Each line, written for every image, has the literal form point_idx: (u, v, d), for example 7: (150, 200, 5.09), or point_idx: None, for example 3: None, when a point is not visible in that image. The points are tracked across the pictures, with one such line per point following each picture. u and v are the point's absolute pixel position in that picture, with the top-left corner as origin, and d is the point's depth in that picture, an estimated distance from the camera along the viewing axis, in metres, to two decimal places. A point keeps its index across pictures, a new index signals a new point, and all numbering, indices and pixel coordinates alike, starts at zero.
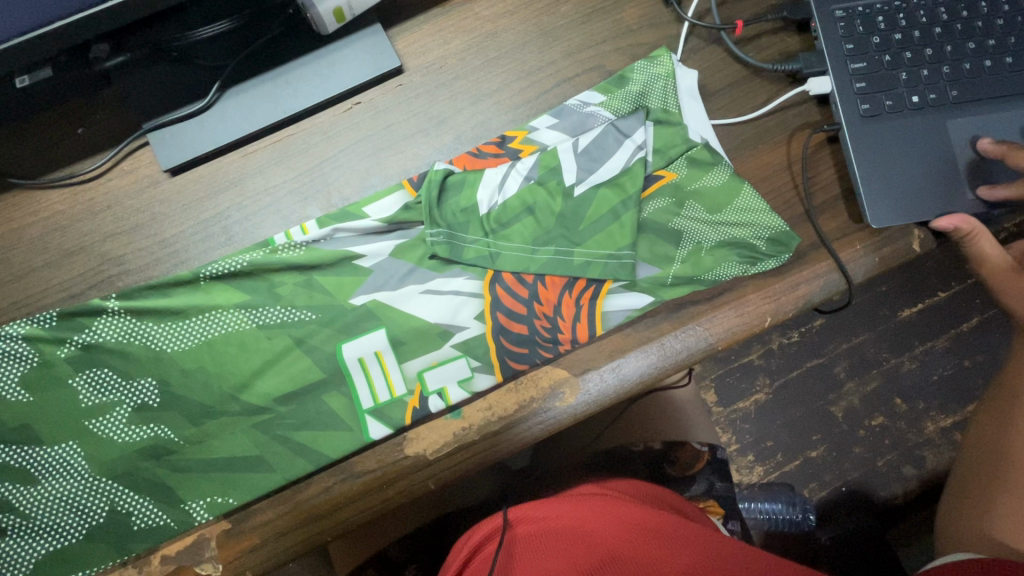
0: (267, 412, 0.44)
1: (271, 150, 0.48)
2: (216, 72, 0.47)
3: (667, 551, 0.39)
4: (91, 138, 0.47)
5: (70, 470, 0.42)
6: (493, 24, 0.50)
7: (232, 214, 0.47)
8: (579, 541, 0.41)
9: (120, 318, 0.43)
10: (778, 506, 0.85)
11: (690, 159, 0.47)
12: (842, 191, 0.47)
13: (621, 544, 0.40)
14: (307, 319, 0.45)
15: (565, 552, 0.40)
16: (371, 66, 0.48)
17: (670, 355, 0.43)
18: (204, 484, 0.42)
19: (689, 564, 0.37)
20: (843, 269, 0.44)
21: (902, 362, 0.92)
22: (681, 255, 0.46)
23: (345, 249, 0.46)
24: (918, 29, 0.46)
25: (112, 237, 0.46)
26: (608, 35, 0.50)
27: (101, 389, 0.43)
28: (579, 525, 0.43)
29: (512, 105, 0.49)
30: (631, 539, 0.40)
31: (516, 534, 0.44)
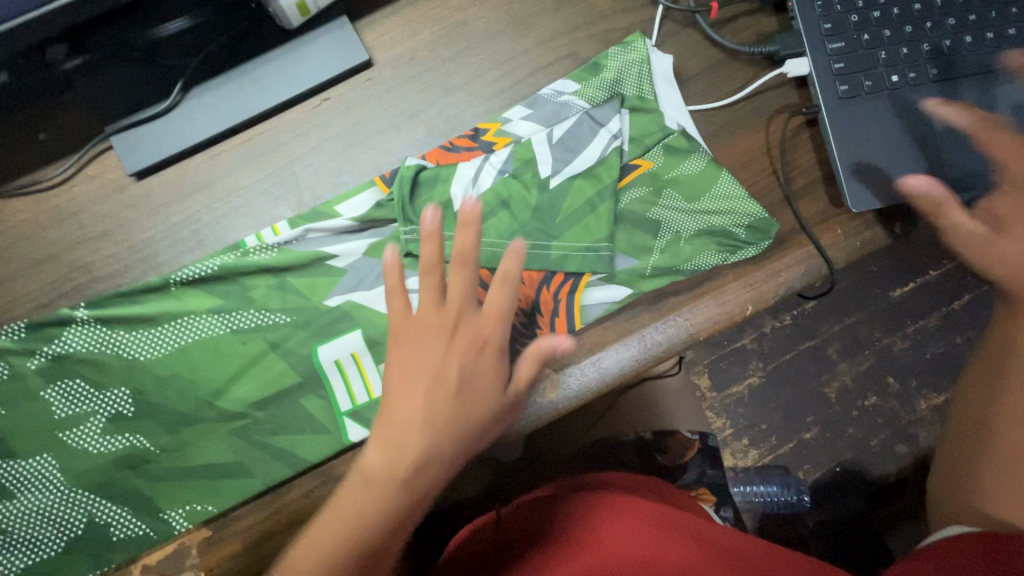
0: (244, 417, 0.43)
1: (239, 150, 0.47)
2: (179, 70, 0.46)
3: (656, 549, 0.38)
4: (53, 144, 0.46)
5: (46, 483, 0.41)
6: (462, 13, 0.48)
7: (202, 218, 0.46)
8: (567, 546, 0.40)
9: (90, 327, 0.42)
10: (773, 489, 0.86)
11: (666, 147, 0.46)
12: (821, 175, 0.46)
13: (610, 543, 0.39)
14: (281, 322, 0.44)
15: (552, 558, 0.39)
16: (338, 61, 0.47)
17: (651, 346, 0.42)
18: (183, 492, 0.42)
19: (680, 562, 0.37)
20: (824, 254, 0.44)
21: (894, 341, 0.91)
22: (660, 245, 0.45)
23: (317, 250, 0.45)
24: (896, 6, 0.45)
25: (79, 244, 0.45)
26: (581, 21, 0.49)
27: (74, 400, 0.42)
28: (568, 524, 0.42)
29: (485, 97, 0.48)
30: (620, 538, 0.40)
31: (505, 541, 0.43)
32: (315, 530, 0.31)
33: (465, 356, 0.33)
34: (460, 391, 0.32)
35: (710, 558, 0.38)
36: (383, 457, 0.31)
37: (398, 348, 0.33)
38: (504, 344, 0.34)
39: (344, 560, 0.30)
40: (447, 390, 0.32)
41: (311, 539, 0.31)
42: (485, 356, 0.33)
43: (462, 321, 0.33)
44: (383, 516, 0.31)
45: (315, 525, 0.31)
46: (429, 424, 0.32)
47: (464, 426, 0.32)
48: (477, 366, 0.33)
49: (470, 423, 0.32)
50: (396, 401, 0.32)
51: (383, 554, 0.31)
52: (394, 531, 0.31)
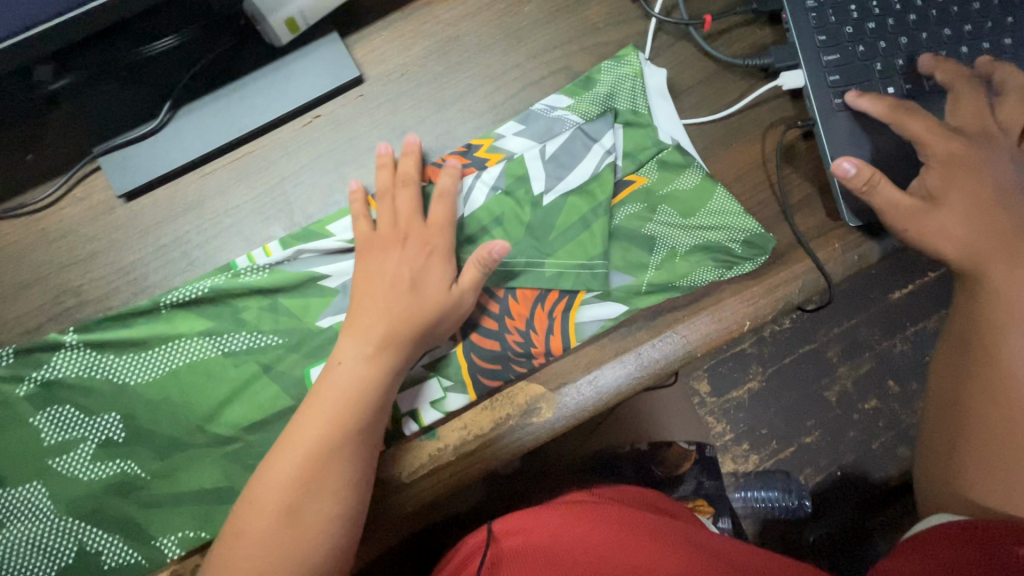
0: (237, 441, 0.42)
1: (229, 169, 0.46)
2: (168, 89, 0.46)
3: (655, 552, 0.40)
4: (40, 165, 0.45)
5: (35, 512, 0.41)
6: (454, 27, 0.48)
7: (192, 238, 0.46)
8: (567, 547, 0.41)
9: (79, 352, 0.42)
10: (775, 494, 0.85)
11: (661, 162, 0.45)
12: (818, 188, 0.45)
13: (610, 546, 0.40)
14: (273, 344, 0.44)
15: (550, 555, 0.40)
16: (328, 78, 0.46)
17: (647, 364, 0.43)
18: (176, 518, 0.41)
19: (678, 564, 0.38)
20: (821, 269, 0.44)
21: (894, 344, 0.91)
22: (655, 261, 0.44)
23: (309, 270, 0.44)
24: (892, 17, 0.45)
25: (68, 267, 0.44)
26: (573, 35, 0.48)
27: (64, 426, 0.42)
28: (569, 531, 0.43)
29: (477, 112, 0.48)
30: (619, 544, 0.41)
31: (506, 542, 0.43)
32: (291, 436, 0.36)
33: (415, 261, 0.41)
34: (414, 287, 0.40)
35: (703, 565, 0.39)
36: (357, 337, 0.39)
37: (366, 256, 0.42)
38: (449, 249, 0.42)
39: (327, 438, 0.36)
40: (403, 289, 0.40)
41: (294, 432, 0.36)
42: (434, 258, 0.41)
43: (412, 233, 0.42)
44: (355, 389, 0.37)
45: (299, 417, 0.37)
46: (390, 315, 0.39)
47: (418, 325, 0.40)
48: (426, 266, 0.41)
49: (424, 310, 0.40)
50: (363, 290, 0.41)
51: (356, 439, 0.36)
52: (371, 411, 0.37)
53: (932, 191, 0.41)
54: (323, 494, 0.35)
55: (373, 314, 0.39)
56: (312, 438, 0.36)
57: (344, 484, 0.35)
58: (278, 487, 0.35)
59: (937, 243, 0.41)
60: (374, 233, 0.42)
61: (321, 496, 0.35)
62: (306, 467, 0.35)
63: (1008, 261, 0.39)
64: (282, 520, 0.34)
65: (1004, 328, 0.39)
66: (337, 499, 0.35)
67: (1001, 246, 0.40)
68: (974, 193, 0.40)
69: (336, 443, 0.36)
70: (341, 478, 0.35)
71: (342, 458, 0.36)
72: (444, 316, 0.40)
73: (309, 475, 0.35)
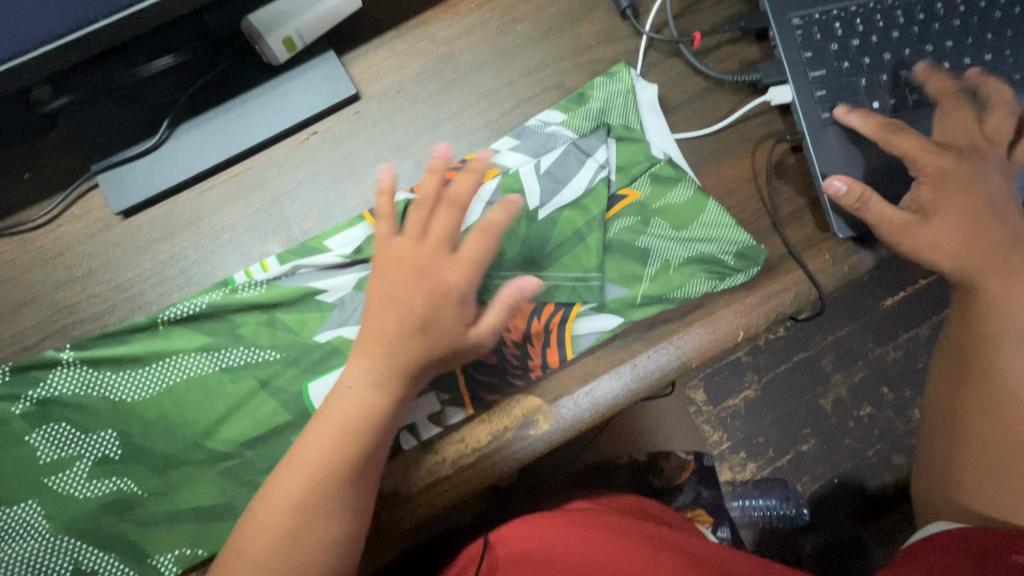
0: (234, 457, 0.42)
1: (227, 186, 0.47)
2: (167, 107, 0.46)
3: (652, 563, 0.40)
4: (38, 184, 0.45)
5: (30, 531, 0.40)
6: (448, 46, 0.49)
7: (190, 254, 0.46)
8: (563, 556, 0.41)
9: (76, 369, 0.42)
10: (772, 502, 0.86)
11: (653, 176, 0.46)
12: (808, 200, 0.46)
13: (609, 556, 0.41)
14: (271, 359, 0.44)
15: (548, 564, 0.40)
16: (326, 96, 0.47)
17: (643, 375, 0.43)
18: (173, 536, 0.41)
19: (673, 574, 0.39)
20: (813, 280, 0.44)
21: (886, 351, 0.92)
22: (649, 274, 0.45)
23: (307, 285, 0.45)
24: (875, 34, 0.46)
25: (65, 285, 0.44)
26: (566, 52, 0.49)
27: (59, 444, 0.41)
28: (568, 540, 0.43)
29: (473, 128, 0.48)
30: (614, 550, 0.42)
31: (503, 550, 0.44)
32: (297, 459, 0.35)
33: (435, 300, 0.36)
34: (429, 330, 0.36)
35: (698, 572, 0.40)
36: (362, 366, 0.36)
37: (379, 272, 0.38)
38: (473, 290, 0.37)
39: (331, 468, 0.35)
40: (413, 325, 0.36)
41: (300, 452, 0.35)
42: (448, 291, 0.36)
43: (436, 261, 0.37)
44: (363, 420, 0.36)
45: (302, 439, 0.36)
46: (400, 351, 0.36)
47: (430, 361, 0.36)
48: (447, 305, 0.36)
49: (436, 351, 0.36)
50: (377, 315, 0.37)
51: (360, 468, 0.36)
52: (376, 441, 0.36)
53: (923, 205, 0.42)
54: (325, 519, 0.35)
55: (381, 344, 0.36)
56: (316, 466, 0.35)
57: (346, 509, 0.35)
58: (280, 510, 0.34)
59: (926, 253, 0.41)
60: (394, 247, 0.38)
61: (324, 521, 0.35)
62: (309, 494, 0.35)
63: (992, 272, 0.40)
64: (283, 545, 0.34)
65: (1002, 339, 0.40)
66: (338, 522, 0.35)
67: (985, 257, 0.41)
68: (963, 207, 0.41)
69: (340, 475, 0.35)
70: (344, 503, 0.35)
71: (345, 484, 0.35)
72: (458, 354, 0.37)
73: (311, 502, 0.35)
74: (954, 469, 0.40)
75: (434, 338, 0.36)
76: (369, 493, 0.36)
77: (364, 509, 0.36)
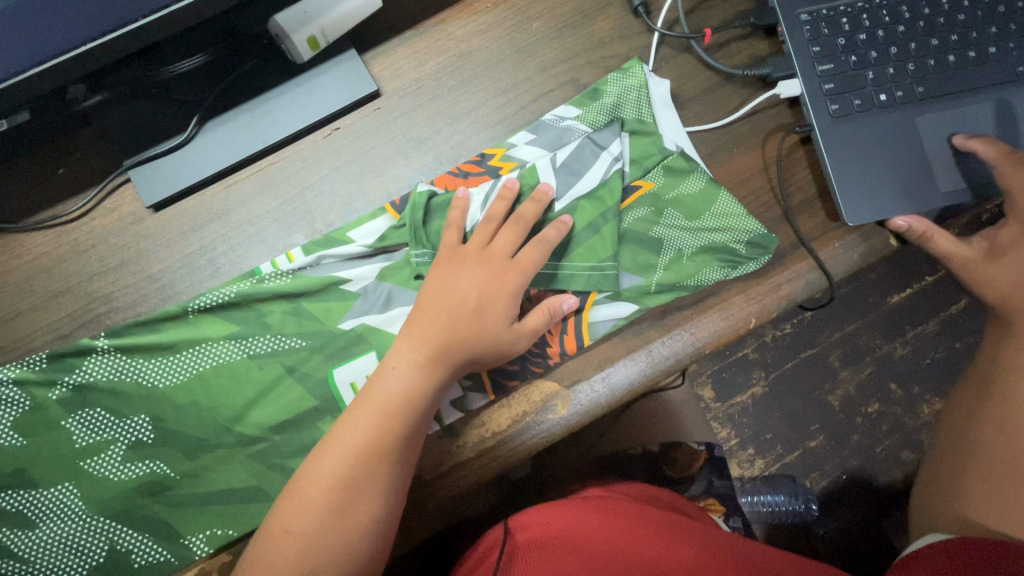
0: (262, 441, 0.44)
1: (253, 180, 0.48)
2: (194, 105, 0.48)
3: (670, 546, 0.41)
4: (73, 180, 0.47)
5: (67, 512, 0.42)
6: (466, 43, 0.50)
7: (217, 246, 0.47)
8: (581, 539, 0.42)
9: (110, 356, 0.43)
10: (781, 498, 0.86)
11: (666, 168, 0.47)
12: (817, 190, 0.47)
13: (628, 540, 0.42)
14: (297, 346, 0.45)
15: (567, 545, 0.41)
16: (348, 93, 0.49)
17: (658, 361, 0.44)
18: (203, 518, 0.43)
19: (690, 556, 0.40)
20: (823, 268, 0.46)
21: (894, 348, 0.93)
22: (663, 262, 0.46)
23: (331, 275, 0.46)
24: (882, 29, 0.47)
25: (99, 276, 0.46)
26: (580, 49, 0.51)
27: (94, 428, 0.43)
28: (586, 527, 0.44)
29: (490, 123, 0.50)
30: (631, 536, 0.42)
31: (523, 537, 0.45)
32: (341, 435, 0.37)
33: (485, 292, 0.41)
34: (479, 317, 0.40)
35: (714, 558, 0.40)
36: (413, 343, 0.39)
37: (443, 266, 0.42)
38: (520, 290, 0.41)
39: (378, 443, 0.37)
40: (466, 312, 0.40)
41: (344, 429, 0.37)
42: (501, 286, 0.41)
43: (492, 262, 0.42)
44: (411, 398, 0.38)
45: (350, 414, 0.38)
46: (452, 334, 0.40)
47: (478, 348, 0.40)
48: (495, 297, 0.41)
49: (484, 338, 0.40)
50: (429, 304, 0.41)
51: (403, 445, 0.37)
52: (418, 418, 0.38)
53: None
54: (367, 495, 0.36)
55: (434, 326, 0.40)
56: (362, 441, 0.37)
57: (387, 486, 0.37)
58: (325, 483, 0.36)
59: None
60: (454, 250, 0.43)
61: (367, 496, 0.36)
62: (355, 468, 0.36)
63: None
64: (327, 518, 0.35)
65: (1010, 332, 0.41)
66: (378, 498, 0.36)
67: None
68: None
69: (385, 451, 0.37)
70: (385, 480, 0.36)
71: (389, 460, 0.37)
72: (503, 345, 0.40)
73: (356, 476, 0.36)
74: (967, 460, 0.41)
75: (483, 326, 0.40)
76: (407, 472, 0.38)
77: (402, 488, 0.37)
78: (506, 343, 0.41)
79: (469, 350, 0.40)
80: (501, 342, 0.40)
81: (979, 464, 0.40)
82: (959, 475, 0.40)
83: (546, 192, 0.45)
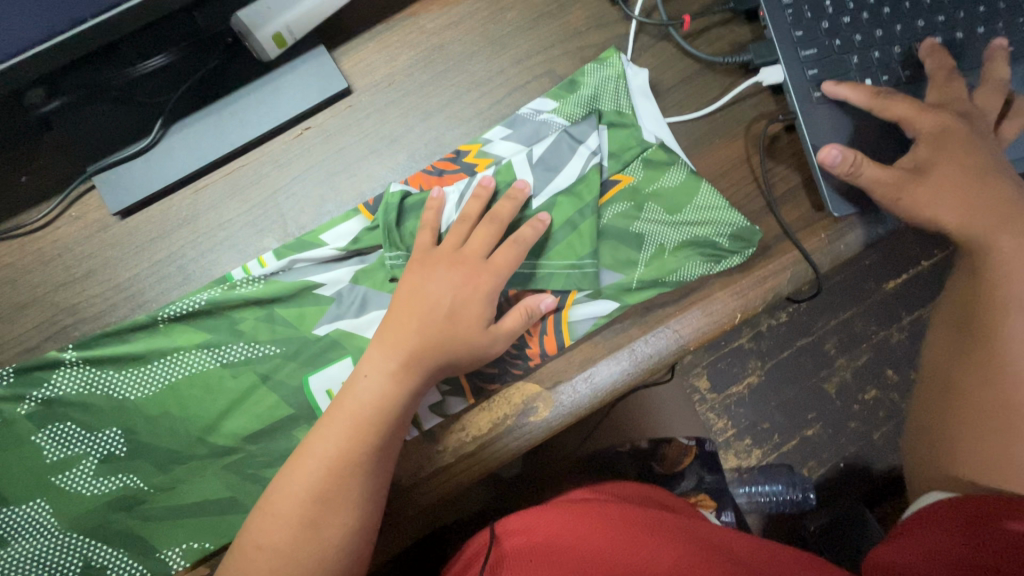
0: (237, 452, 0.43)
1: (222, 184, 0.47)
2: (158, 107, 0.47)
3: (654, 549, 0.40)
4: (35, 188, 0.46)
5: (40, 529, 0.41)
6: (438, 37, 0.49)
7: (188, 252, 0.46)
8: (560, 548, 0.41)
9: (79, 369, 0.42)
10: (778, 488, 0.86)
11: (645, 161, 0.46)
12: (802, 179, 0.46)
13: (610, 544, 0.41)
14: (271, 353, 0.44)
15: (545, 554, 0.41)
16: (316, 91, 0.47)
17: (641, 360, 0.43)
18: (179, 531, 0.42)
19: (674, 559, 0.39)
20: (809, 259, 0.44)
21: (890, 334, 0.92)
22: (644, 258, 0.45)
23: (304, 279, 0.45)
24: (866, 11, 0.45)
25: (65, 286, 0.45)
26: (556, 39, 0.49)
27: (65, 443, 0.42)
28: (568, 532, 0.43)
29: (464, 118, 0.48)
30: (611, 543, 0.41)
31: (505, 545, 0.44)
32: (313, 450, 0.36)
33: (459, 295, 0.40)
34: (452, 320, 0.39)
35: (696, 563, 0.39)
36: (385, 349, 0.38)
37: (415, 269, 0.41)
38: (495, 290, 0.40)
39: (351, 453, 0.36)
40: (440, 316, 0.39)
41: (315, 443, 0.36)
42: (475, 288, 0.40)
43: (465, 262, 0.41)
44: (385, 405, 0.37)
45: (322, 425, 0.37)
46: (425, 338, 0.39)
47: (453, 351, 0.39)
48: (469, 300, 0.40)
49: (458, 341, 0.39)
50: (403, 309, 0.40)
51: (377, 453, 0.36)
52: (392, 425, 0.37)
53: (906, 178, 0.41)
54: (343, 507, 0.35)
55: (406, 330, 0.39)
56: (334, 451, 0.36)
57: (362, 496, 0.36)
58: (299, 496, 0.35)
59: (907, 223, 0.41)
60: (428, 252, 0.42)
61: (342, 509, 0.35)
62: (328, 479, 0.35)
63: (997, 231, 0.40)
64: (302, 533, 0.34)
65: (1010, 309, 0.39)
66: (354, 509, 0.35)
67: (981, 221, 0.40)
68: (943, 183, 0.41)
69: (358, 463, 0.36)
70: (360, 490, 0.35)
71: (363, 470, 0.36)
72: (479, 347, 0.39)
73: (330, 487, 0.35)
74: (956, 431, 0.39)
75: (456, 329, 0.39)
76: (384, 481, 0.37)
77: (380, 496, 0.36)
78: (481, 345, 0.39)
79: (445, 354, 0.39)
80: (477, 345, 0.39)
81: (967, 427, 0.38)
82: (945, 443, 0.39)
83: (521, 190, 0.43)
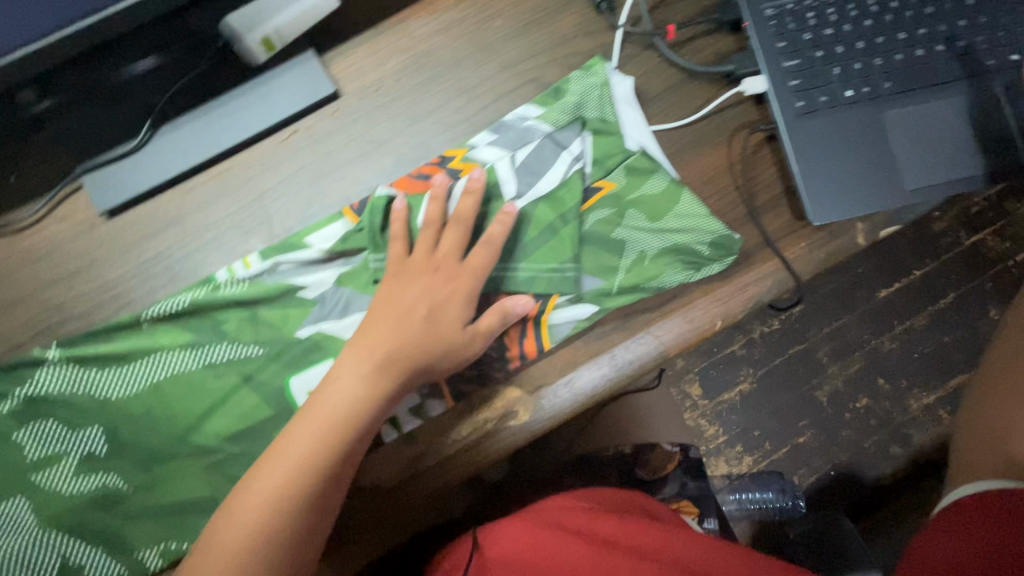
0: (219, 452, 0.43)
1: (210, 185, 0.47)
2: (149, 108, 0.47)
3: None
4: (26, 184, 0.46)
5: (18, 525, 0.41)
6: (427, 43, 0.50)
7: (174, 253, 0.47)
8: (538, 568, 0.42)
9: (63, 367, 0.43)
10: (769, 495, 0.86)
11: (628, 168, 0.46)
12: (784, 188, 0.46)
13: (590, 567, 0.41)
14: (253, 354, 0.44)
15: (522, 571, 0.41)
16: (305, 95, 0.48)
17: (621, 365, 0.44)
18: (157, 531, 0.42)
19: None
20: (790, 268, 0.45)
21: (883, 342, 0.92)
22: (625, 264, 0.45)
23: (288, 280, 0.45)
24: (848, 23, 0.46)
25: (52, 284, 0.45)
26: (543, 47, 0.50)
27: (47, 440, 0.42)
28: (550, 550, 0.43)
29: (451, 123, 0.49)
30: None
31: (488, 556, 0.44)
32: (290, 436, 0.36)
33: (438, 297, 0.41)
34: (430, 319, 0.40)
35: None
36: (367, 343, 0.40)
37: (393, 277, 0.42)
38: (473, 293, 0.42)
39: (313, 462, 0.36)
40: (419, 316, 0.40)
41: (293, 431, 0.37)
42: (455, 291, 0.41)
43: (443, 266, 0.42)
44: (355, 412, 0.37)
45: (288, 432, 0.37)
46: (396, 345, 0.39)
47: (426, 354, 0.40)
48: (447, 301, 0.41)
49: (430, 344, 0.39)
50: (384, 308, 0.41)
51: (338, 464, 0.36)
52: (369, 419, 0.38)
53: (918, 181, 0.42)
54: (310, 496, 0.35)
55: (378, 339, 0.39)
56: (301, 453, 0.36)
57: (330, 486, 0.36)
58: (261, 499, 0.35)
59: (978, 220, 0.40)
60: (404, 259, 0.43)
61: (299, 512, 0.35)
62: (290, 484, 0.35)
63: None
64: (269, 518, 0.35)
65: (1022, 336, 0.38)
66: (320, 498, 0.36)
67: None
68: None
69: (331, 454, 0.36)
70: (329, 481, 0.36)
71: (335, 461, 0.36)
72: (445, 357, 0.40)
73: (291, 491, 0.35)
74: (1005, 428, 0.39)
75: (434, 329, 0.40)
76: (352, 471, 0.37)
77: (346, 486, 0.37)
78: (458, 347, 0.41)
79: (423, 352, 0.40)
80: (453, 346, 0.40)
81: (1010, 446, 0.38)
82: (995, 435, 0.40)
83: (478, 182, 0.44)
